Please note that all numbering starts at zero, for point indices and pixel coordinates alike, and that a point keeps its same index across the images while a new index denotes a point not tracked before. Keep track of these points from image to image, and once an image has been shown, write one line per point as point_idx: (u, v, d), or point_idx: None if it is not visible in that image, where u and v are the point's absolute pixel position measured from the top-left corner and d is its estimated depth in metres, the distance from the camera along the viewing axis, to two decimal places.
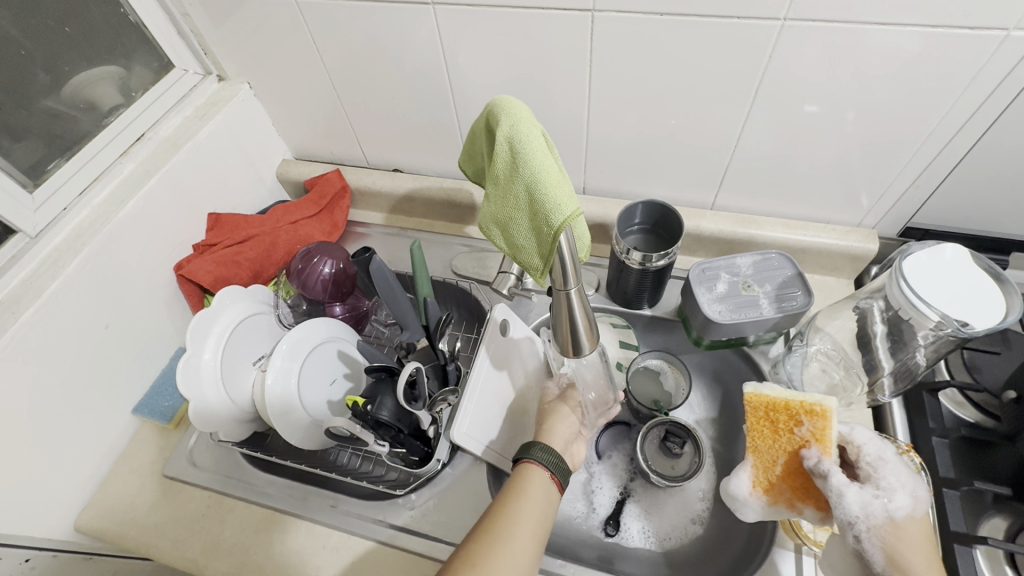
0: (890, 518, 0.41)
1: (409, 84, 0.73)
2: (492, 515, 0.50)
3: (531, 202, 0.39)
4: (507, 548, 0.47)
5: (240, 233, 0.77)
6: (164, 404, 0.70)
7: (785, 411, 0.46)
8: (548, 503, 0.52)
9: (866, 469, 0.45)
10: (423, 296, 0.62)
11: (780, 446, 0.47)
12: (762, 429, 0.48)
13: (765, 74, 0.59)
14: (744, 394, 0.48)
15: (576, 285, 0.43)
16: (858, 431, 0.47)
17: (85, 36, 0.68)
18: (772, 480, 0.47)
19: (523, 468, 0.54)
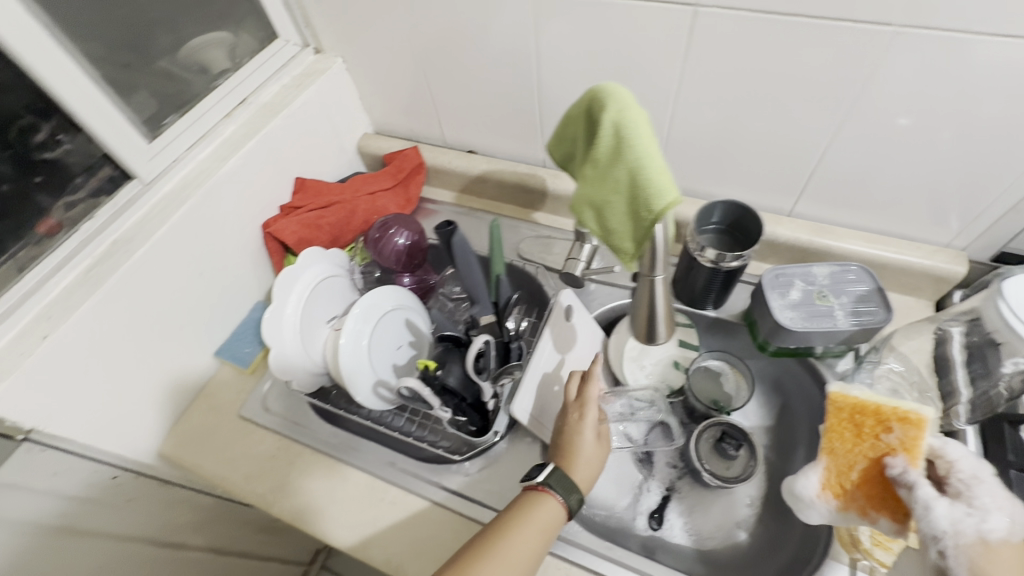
0: (983, 540, 0.39)
1: (496, 68, 0.75)
2: (497, 523, 0.52)
3: (633, 186, 0.40)
4: (506, 557, 0.49)
5: (322, 199, 0.81)
6: (244, 351, 0.76)
7: (874, 415, 0.47)
8: (550, 530, 0.53)
9: (957, 485, 0.43)
10: (496, 273, 0.64)
11: (861, 451, 0.47)
12: (843, 432, 0.48)
13: (872, 81, 0.57)
14: (830, 392, 0.49)
15: (664, 274, 0.46)
16: (951, 447, 0.45)
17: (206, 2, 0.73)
18: (843, 483, 0.48)
19: (543, 505, 0.53)
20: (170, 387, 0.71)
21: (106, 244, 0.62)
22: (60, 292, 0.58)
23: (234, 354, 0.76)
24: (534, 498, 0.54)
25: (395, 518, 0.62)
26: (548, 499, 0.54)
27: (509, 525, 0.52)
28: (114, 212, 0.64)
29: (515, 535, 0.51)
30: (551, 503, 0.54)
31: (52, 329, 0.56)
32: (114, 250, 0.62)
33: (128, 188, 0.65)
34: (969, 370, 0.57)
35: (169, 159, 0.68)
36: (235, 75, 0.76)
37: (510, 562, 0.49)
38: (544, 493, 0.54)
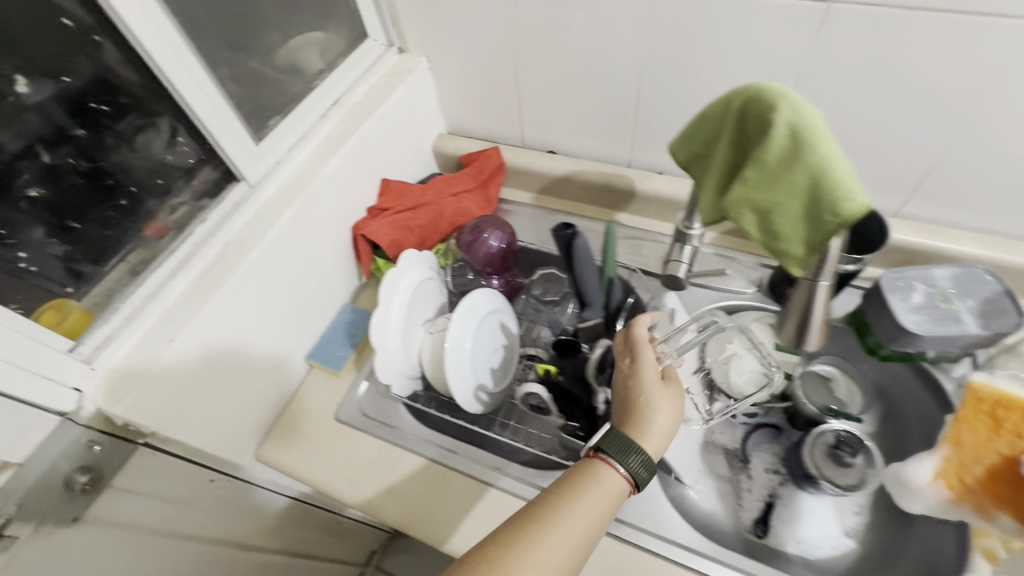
0: None
1: (593, 68, 0.73)
2: (543, 500, 0.48)
3: (813, 189, 0.39)
4: (546, 540, 0.45)
5: (410, 201, 0.81)
6: (337, 353, 0.76)
7: (1014, 413, 0.47)
8: (603, 513, 0.48)
9: None
10: (609, 276, 0.63)
11: (992, 447, 0.48)
12: (976, 424, 0.49)
13: (1013, 80, 0.55)
14: (971, 384, 0.50)
15: (831, 281, 0.43)
16: None
17: None
18: (961, 476, 0.49)
19: (596, 476, 0.50)
20: (269, 389, 0.71)
21: (218, 247, 0.62)
22: (181, 295, 0.58)
23: (327, 356, 0.76)
24: (589, 469, 0.51)
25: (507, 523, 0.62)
26: (602, 474, 0.50)
27: (556, 500, 0.48)
28: (225, 215, 0.64)
29: (564, 512, 0.47)
30: (604, 473, 0.50)
31: (177, 332, 0.56)
32: (227, 253, 0.61)
33: (235, 190, 0.65)
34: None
35: (273, 161, 0.68)
36: (330, 76, 0.75)
37: (554, 543, 0.45)
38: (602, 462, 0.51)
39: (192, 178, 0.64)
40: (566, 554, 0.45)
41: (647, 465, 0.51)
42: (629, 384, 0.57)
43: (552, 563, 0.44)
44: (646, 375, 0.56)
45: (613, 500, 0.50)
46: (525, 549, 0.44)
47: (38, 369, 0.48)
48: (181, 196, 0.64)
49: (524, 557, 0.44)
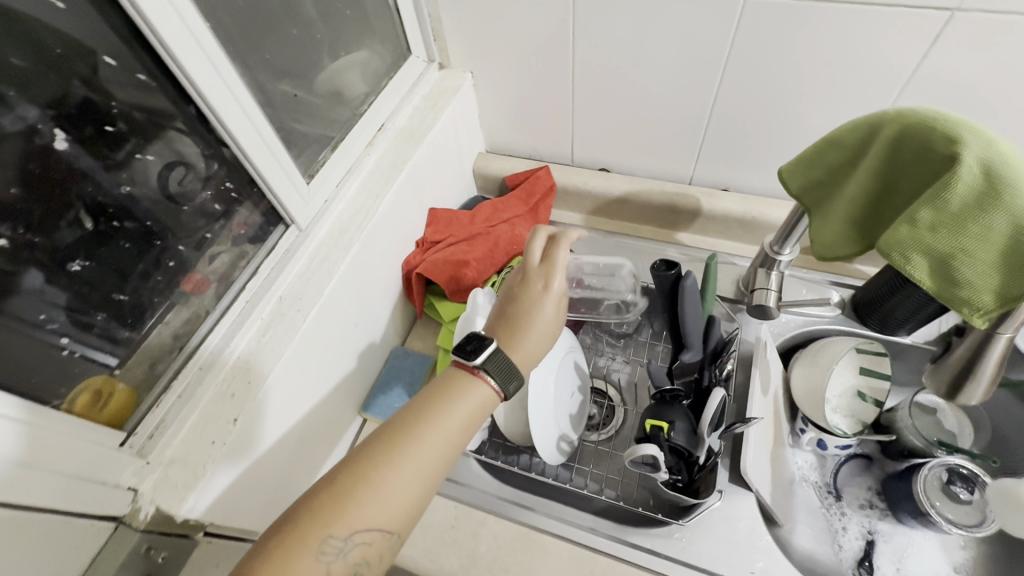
0: None
1: (661, 82, 0.67)
2: (406, 415, 0.42)
3: (1016, 235, 0.34)
4: (399, 464, 0.39)
5: (462, 232, 0.75)
6: (394, 405, 0.68)
7: None
8: (462, 425, 0.43)
9: None
10: (706, 316, 0.60)
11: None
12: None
13: None
14: None
15: (1012, 334, 0.38)
16: None
17: (352, 21, 0.66)
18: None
19: (459, 389, 0.44)
20: (326, 451, 0.64)
21: (273, 302, 0.55)
22: (237, 362, 0.51)
23: (383, 409, 0.69)
24: (450, 383, 0.45)
25: None
26: (467, 387, 0.44)
27: (407, 414, 0.42)
28: (276, 264, 0.57)
29: (427, 426, 0.41)
30: (455, 388, 0.44)
31: (240, 410, 0.49)
32: (283, 309, 0.55)
33: (285, 234, 0.58)
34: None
35: (322, 200, 0.61)
36: (377, 101, 0.68)
37: (409, 460, 0.40)
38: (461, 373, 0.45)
39: (231, 224, 0.57)
40: (426, 468, 0.40)
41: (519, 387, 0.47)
42: (517, 300, 0.51)
43: (400, 488, 0.39)
44: (539, 298, 0.50)
45: (478, 412, 0.44)
46: (378, 471, 0.39)
47: (90, 473, 0.40)
48: (221, 244, 0.56)
49: (377, 477, 0.38)
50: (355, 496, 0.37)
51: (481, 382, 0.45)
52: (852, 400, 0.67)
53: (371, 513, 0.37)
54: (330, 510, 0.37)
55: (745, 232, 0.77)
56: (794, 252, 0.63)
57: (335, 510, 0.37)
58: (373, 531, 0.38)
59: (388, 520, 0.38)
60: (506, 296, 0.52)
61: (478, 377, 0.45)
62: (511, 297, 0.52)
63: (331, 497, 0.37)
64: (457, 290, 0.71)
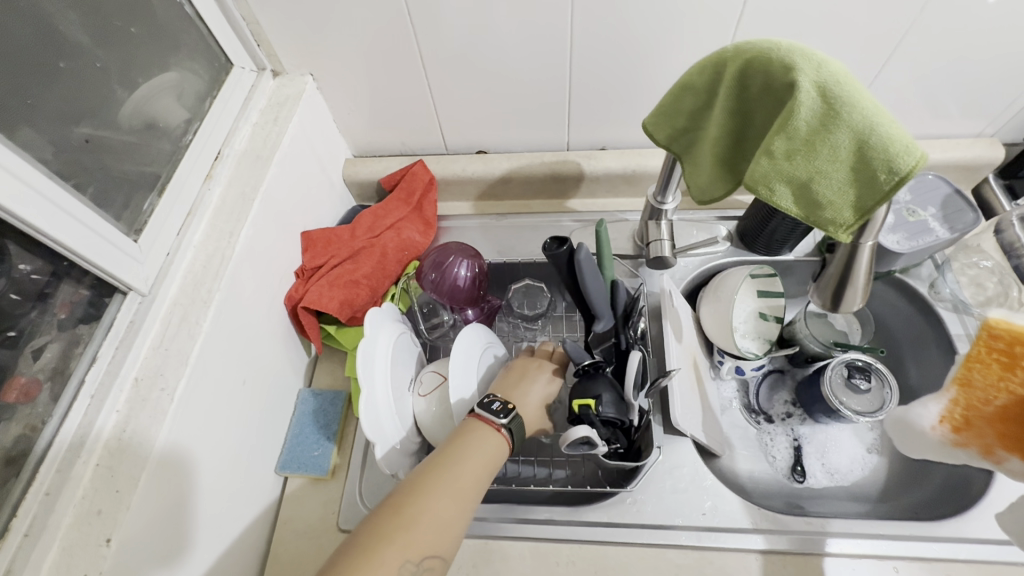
0: None
1: (514, 52, 0.64)
2: (440, 453, 0.50)
3: (859, 151, 0.35)
4: (440, 491, 0.47)
5: (343, 249, 0.69)
6: (314, 454, 0.62)
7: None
8: (495, 461, 0.51)
9: None
10: (609, 279, 0.58)
11: (1007, 386, 0.37)
12: (989, 363, 0.38)
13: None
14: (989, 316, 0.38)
15: (875, 240, 0.40)
16: None
17: (149, 40, 0.56)
18: (970, 418, 0.39)
19: (472, 425, 0.53)
20: (249, 527, 0.57)
21: (129, 387, 0.46)
22: (97, 472, 0.42)
23: (302, 461, 0.62)
24: (478, 421, 0.53)
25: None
26: (489, 431, 0.52)
27: (448, 447, 0.51)
28: (121, 342, 0.48)
29: (458, 458, 0.49)
30: (478, 420, 0.53)
31: (113, 526, 0.41)
32: (144, 392, 0.46)
33: (122, 304, 0.49)
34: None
35: (163, 253, 0.52)
36: (202, 125, 0.59)
37: (453, 486, 0.47)
38: (484, 420, 0.53)
39: (52, 306, 0.46)
40: (465, 484, 0.48)
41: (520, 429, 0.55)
42: (539, 376, 0.61)
43: (444, 512, 0.46)
44: (551, 384, 0.61)
45: (502, 448, 0.52)
46: (425, 503, 0.46)
47: None
48: (44, 334, 0.45)
49: (433, 501, 0.46)
50: (411, 514, 0.45)
51: (487, 422, 0.53)
52: (756, 323, 0.70)
53: (428, 531, 0.44)
54: (398, 531, 0.43)
55: (629, 185, 0.78)
56: (677, 199, 0.64)
57: (401, 523, 0.44)
58: (434, 554, 0.44)
59: (445, 544, 0.45)
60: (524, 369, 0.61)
61: (495, 423, 0.53)
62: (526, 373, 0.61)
63: (396, 518, 0.44)
64: (353, 314, 0.65)
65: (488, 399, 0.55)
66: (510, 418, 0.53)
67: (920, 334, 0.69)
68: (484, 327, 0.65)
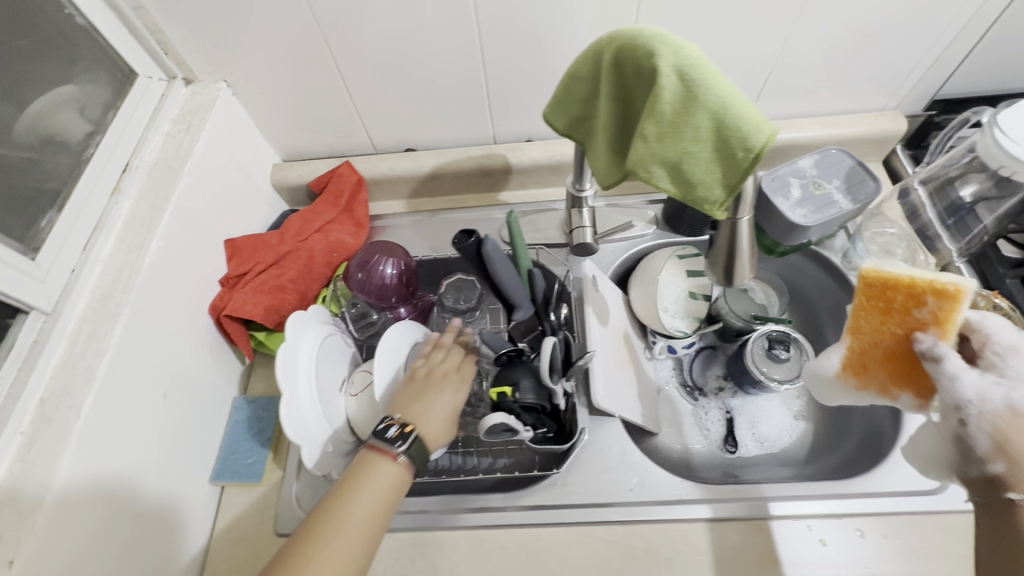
0: (1011, 408, 0.35)
1: (423, 50, 0.65)
2: (335, 494, 0.47)
3: (718, 131, 0.37)
4: (334, 540, 0.44)
5: (269, 255, 0.68)
6: (248, 461, 0.62)
7: (906, 289, 0.39)
8: (396, 492, 0.49)
9: (992, 359, 0.38)
10: (525, 268, 0.58)
11: (890, 328, 0.41)
12: (871, 309, 0.42)
13: None
14: (861, 267, 0.41)
15: (750, 214, 0.42)
16: (991, 317, 0.39)
17: (41, 54, 0.55)
18: (867, 362, 0.44)
19: (365, 457, 0.49)
20: (182, 539, 0.56)
21: (33, 408, 0.46)
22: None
23: (237, 469, 0.62)
24: (373, 452, 0.50)
25: (514, 560, 0.57)
26: (387, 460, 0.50)
27: (344, 486, 0.48)
28: (22, 363, 0.47)
29: (354, 497, 0.47)
30: (374, 451, 0.50)
31: (16, 548, 0.41)
32: (49, 412, 0.46)
33: (24, 325, 0.48)
34: (948, 222, 0.66)
35: (67, 270, 0.52)
36: (105, 137, 0.58)
37: (349, 532, 0.45)
38: (379, 451, 0.50)
39: None
40: (362, 528, 0.45)
41: (422, 452, 0.52)
42: (442, 383, 0.57)
43: (339, 560, 0.43)
44: (457, 388, 0.58)
45: (405, 475, 0.50)
46: (317, 556, 0.43)
47: None
48: None
49: (326, 552, 0.43)
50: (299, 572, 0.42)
51: (381, 454, 0.50)
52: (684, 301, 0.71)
53: None
54: None
55: (556, 175, 0.79)
56: (594, 186, 0.66)
57: None
58: None
59: None
60: (424, 374, 0.58)
61: (391, 453, 0.50)
62: (428, 380, 0.57)
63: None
64: (281, 320, 0.65)
65: (383, 426, 0.52)
66: (407, 444, 0.51)
67: (837, 303, 0.72)
68: (412, 323, 0.65)
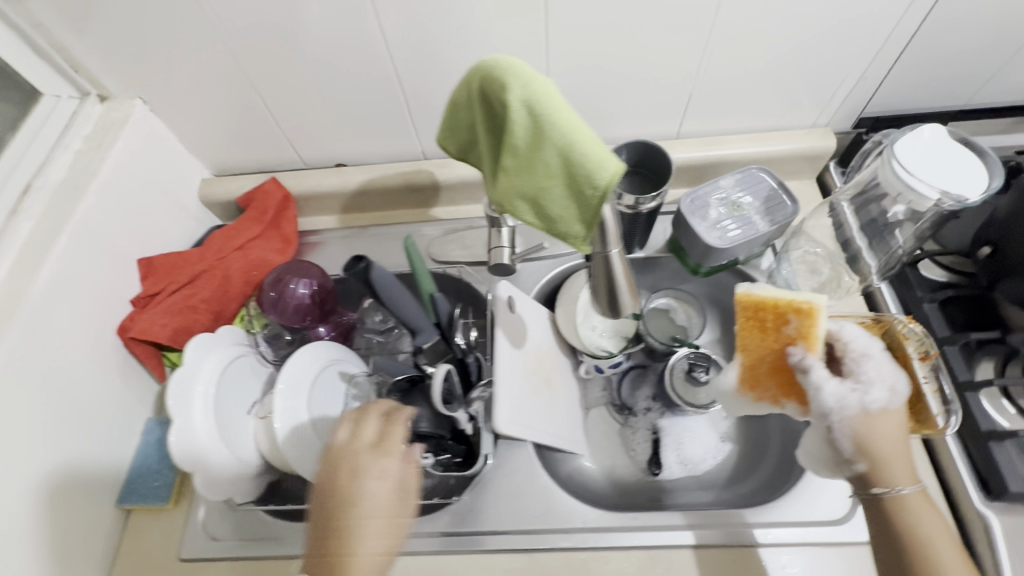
0: (864, 410, 0.43)
1: (335, 66, 0.64)
2: None
3: (567, 167, 0.36)
4: None
5: (184, 274, 0.68)
6: (156, 484, 0.62)
7: (772, 310, 0.46)
8: None
9: (850, 365, 0.45)
10: (428, 292, 0.58)
11: (768, 344, 0.47)
12: (752, 330, 0.48)
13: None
14: (735, 294, 0.48)
15: (618, 246, 0.41)
16: (846, 328, 0.46)
17: None
18: (758, 376, 0.49)
19: None
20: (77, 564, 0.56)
21: None
22: None
23: (143, 492, 0.61)
24: None
25: None
26: None
27: None
28: None
29: None
30: None
31: None
32: None
33: None
34: (869, 240, 0.65)
35: None
36: (5, 157, 0.58)
37: None
38: None
39: None
40: None
41: None
42: (370, 490, 0.47)
43: None
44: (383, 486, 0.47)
45: None
46: None
47: None
48: None
49: None
50: None
51: None
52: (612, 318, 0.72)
53: None
54: None
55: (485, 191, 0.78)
56: None
57: None
58: None
59: None
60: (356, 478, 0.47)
61: None
62: (348, 489, 0.47)
63: None
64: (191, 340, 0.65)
65: None
66: None
67: None
68: (324, 344, 0.65)
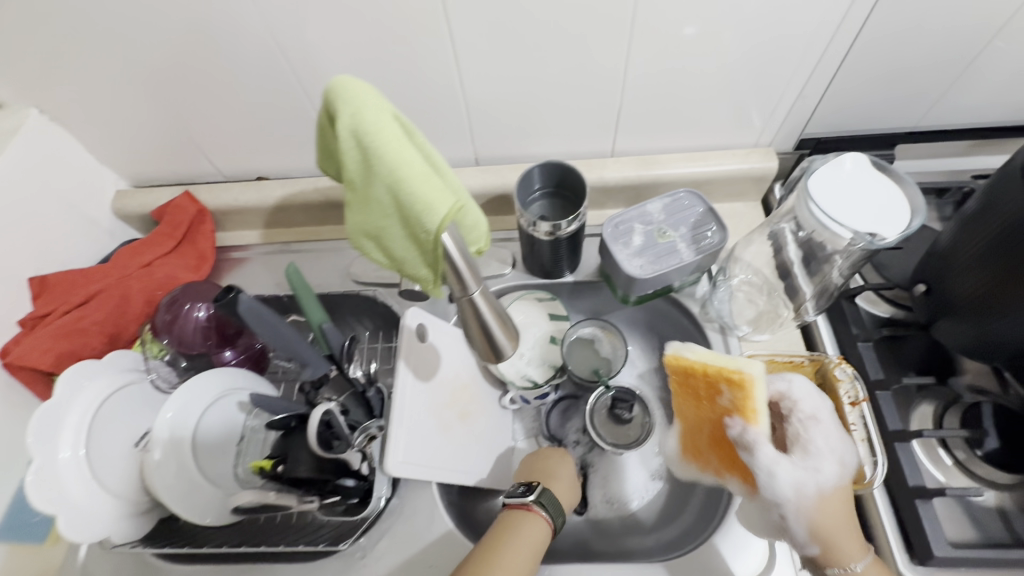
0: (811, 484, 0.43)
1: (237, 77, 0.60)
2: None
3: (399, 207, 0.33)
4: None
5: (79, 293, 0.64)
6: (34, 520, 0.58)
7: (703, 377, 0.46)
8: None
9: (797, 427, 0.47)
10: (318, 323, 0.55)
11: (707, 413, 0.48)
12: (689, 396, 0.50)
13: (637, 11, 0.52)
14: (665, 356, 0.48)
15: (480, 288, 0.38)
16: (795, 388, 0.48)
17: None
18: (706, 446, 0.52)
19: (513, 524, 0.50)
20: None
21: None
22: None
23: (20, 528, 0.58)
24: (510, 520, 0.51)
25: None
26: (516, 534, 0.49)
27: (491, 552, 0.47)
28: None
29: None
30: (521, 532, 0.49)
31: None
32: None
33: None
34: (805, 266, 0.60)
35: None
36: None
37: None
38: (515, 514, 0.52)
39: None
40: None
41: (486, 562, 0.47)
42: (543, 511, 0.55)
43: None
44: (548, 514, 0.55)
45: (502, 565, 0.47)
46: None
47: None
48: None
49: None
50: None
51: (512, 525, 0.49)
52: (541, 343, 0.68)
53: None
54: None
55: None
56: None
57: None
58: None
59: None
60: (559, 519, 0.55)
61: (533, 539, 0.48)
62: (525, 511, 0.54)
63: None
64: None
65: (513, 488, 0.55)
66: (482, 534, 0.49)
67: None
68: (222, 371, 0.61)
